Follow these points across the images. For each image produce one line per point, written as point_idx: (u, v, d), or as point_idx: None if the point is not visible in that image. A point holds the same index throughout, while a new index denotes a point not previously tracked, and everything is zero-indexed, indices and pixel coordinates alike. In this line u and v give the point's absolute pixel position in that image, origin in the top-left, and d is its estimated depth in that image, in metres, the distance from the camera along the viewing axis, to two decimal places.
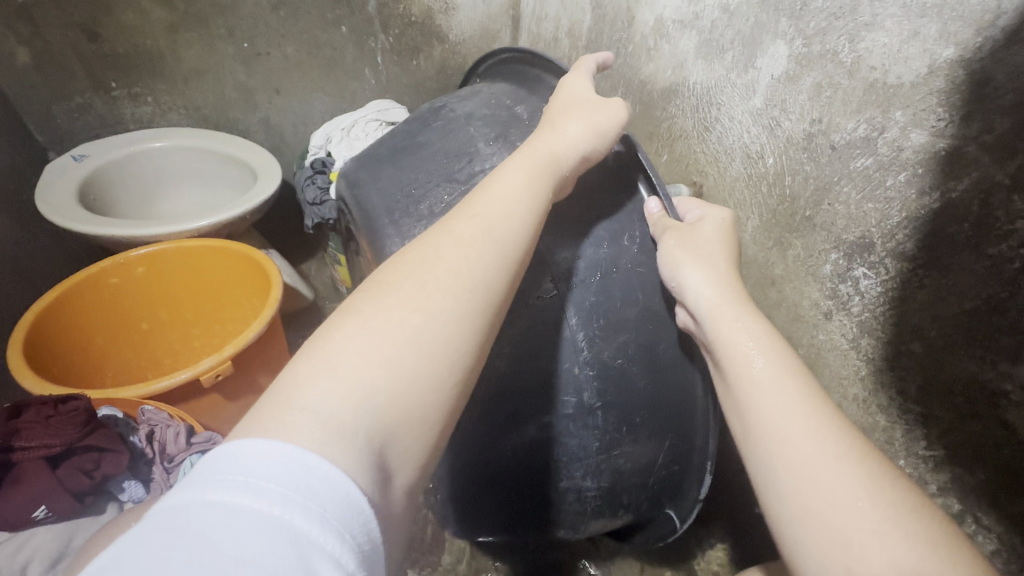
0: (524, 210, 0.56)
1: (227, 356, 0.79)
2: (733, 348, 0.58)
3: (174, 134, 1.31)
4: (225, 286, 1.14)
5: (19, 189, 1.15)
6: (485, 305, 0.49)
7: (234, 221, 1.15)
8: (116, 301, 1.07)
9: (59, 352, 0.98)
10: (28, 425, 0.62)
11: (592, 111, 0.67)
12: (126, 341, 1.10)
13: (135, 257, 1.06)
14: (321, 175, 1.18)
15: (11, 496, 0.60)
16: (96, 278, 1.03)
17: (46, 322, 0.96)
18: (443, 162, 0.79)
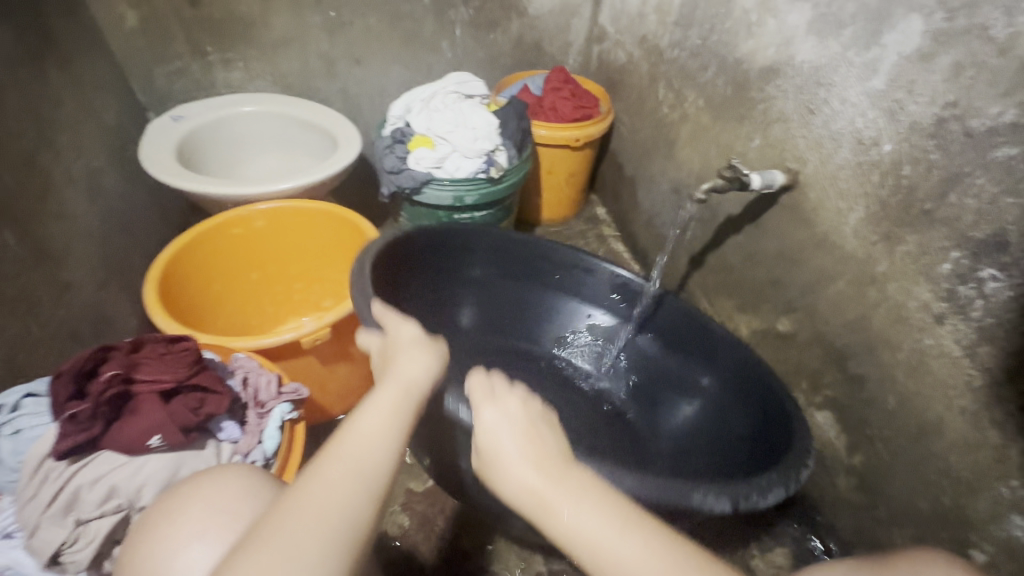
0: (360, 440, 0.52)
1: (328, 323, 0.83)
2: (548, 517, 0.49)
3: (262, 100, 1.36)
4: (329, 249, 1.22)
5: (125, 147, 1.23)
6: (352, 537, 0.46)
7: (316, 185, 1.18)
8: (231, 251, 1.15)
9: (185, 291, 1.07)
10: (146, 360, 0.63)
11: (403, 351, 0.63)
12: (237, 288, 1.20)
13: (256, 211, 1.14)
14: (400, 145, 1.19)
15: (129, 425, 0.58)
16: (221, 228, 1.12)
17: (177, 262, 1.05)
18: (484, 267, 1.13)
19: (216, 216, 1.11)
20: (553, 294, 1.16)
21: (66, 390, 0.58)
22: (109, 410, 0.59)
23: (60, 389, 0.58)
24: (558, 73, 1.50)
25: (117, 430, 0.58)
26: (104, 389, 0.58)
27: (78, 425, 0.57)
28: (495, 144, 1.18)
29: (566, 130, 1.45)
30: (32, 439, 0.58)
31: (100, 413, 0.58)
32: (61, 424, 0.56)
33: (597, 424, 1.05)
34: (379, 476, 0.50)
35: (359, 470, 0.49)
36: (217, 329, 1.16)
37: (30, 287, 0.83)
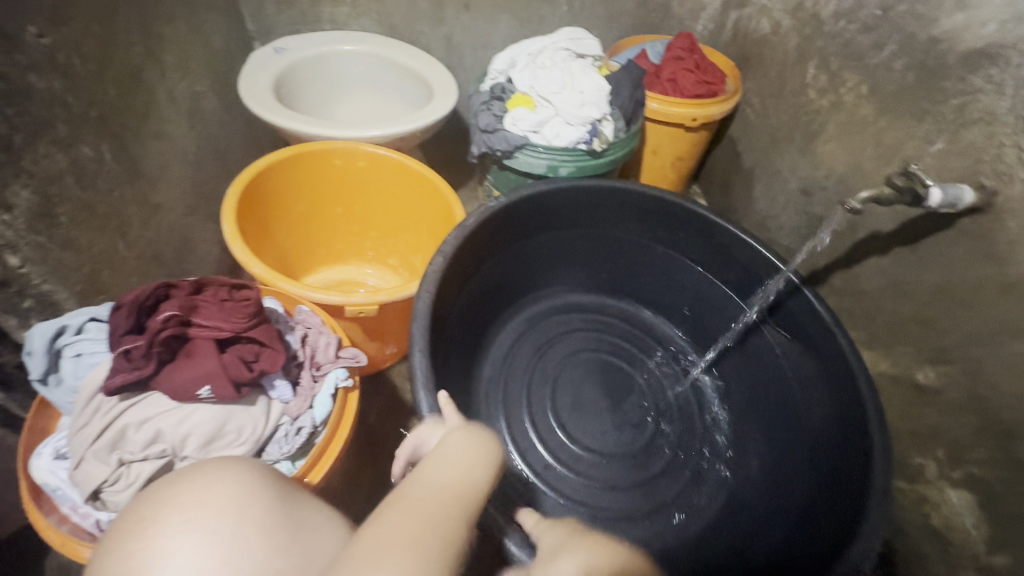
0: (445, 480, 0.56)
1: (378, 301, 0.79)
2: None
3: (364, 39, 1.30)
4: (414, 213, 1.16)
5: (229, 75, 1.22)
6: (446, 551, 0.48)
7: (404, 136, 1.11)
8: (325, 180, 1.11)
9: (267, 207, 1.05)
10: (205, 304, 0.59)
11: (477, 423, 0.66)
12: (319, 216, 1.17)
13: (362, 151, 1.08)
14: (498, 102, 1.08)
15: (180, 372, 0.55)
16: (323, 155, 1.07)
17: (268, 178, 1.02)
18: (597, 239, 1.14)
19: (324, 141, 1.07)
20: (665, 263, 1.14)
21: (124, 323, 0.55)
22: (164, 354, 0.55)
23: (118, 322, 0.55)
24: (683, 40, 1.33)
25: (169, 376, 0.55)
26: (161, 330, 0.55)
27: (131, 364, 0.54)
28: (603, 113, 1.04)
29: (684, 106, 1.27)
30: (92, 366, 0.57)
31: (153, 356, 0.54)
32: (114, 361, 0.53)
33: (675, 392, 1.12)
34: (457, 505, 0.54)
35: (451, 491, 0.55)
36: (281, 243, 1.12)
37: (120, 204, 0.83)
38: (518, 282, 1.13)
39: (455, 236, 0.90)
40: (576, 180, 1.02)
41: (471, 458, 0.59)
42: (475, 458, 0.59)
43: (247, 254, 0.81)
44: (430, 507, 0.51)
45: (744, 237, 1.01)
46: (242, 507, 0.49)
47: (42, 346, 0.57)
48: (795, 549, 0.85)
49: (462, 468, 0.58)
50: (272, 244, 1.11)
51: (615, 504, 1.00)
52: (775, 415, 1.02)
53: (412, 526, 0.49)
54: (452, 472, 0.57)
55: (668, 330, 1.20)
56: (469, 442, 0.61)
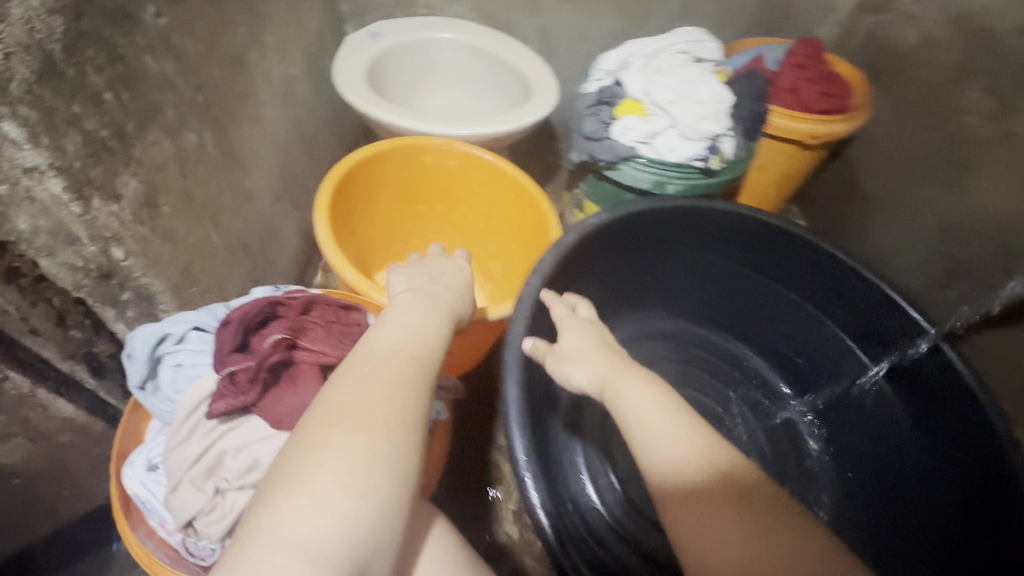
0: (405, 328, 0.59)
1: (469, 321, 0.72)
2: (613, 395, 0.63)
3: (459, 26, 1.23)
4: (500, 218, 1.09)
5: (321, 58, 1.18)
6: (413, 377, 0.53)
7: (499, 136, 1.04)
8: (413, 175, 1.06)
9: (355, 202, 1.00)
10: (313, 326, 0.57)
11: (428, 281, 0.68)
12: (402, 213, 1.12)
13: (457, 150, 1.02)
14: (606, 107, 0.99)
15: (285, 398, 0.52)
16: (416, 151, 1.02)
17: (360, 172, 0.98)
18: (700, 266, 1.05)
19: (419, 136, 1.02)
20: (775, 301, 1.04)
21: (231, 340, 0.52)
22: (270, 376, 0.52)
23: (226, 338, 0.52)
24: (808, 46, 1.20)
25: (274, 401, 0.51)
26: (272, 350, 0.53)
27: (235, 385, 0.51)
28: (724, 128, 0.94)
29: (805, 121, 1.14)
30: (191, 379, 0.54)
31: (261, 378, 0.52)
32: (221, 382, 0.51)
33: (767, 443, 1.02)
34: (422, 344, 0.58)
35: (412, 336, 0.58)
36: (361, 238, 1.07)
37: (215, 193, 0.80)
38: (607, 303, 1.04)
39: (552, 253, 0.84)
40: (687, 200, 0.93)
41: (424, 325, 0.60)
42: (428, 322, 0.61)
43: (338, 255, 0.78)
44: (388, 375, 0.52)
45: (872, 278, 0.91)
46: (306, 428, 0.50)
47: (145, 353, 0.54)
48: None
49: (414, 330, 0.59)
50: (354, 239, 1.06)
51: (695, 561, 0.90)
52: (891, 488, 0.91)
53: (377, 363, 0.53)
54: (411, 321, 0.60)
55: (769, 376, 1.08)
56: (418, 305, 0.63)
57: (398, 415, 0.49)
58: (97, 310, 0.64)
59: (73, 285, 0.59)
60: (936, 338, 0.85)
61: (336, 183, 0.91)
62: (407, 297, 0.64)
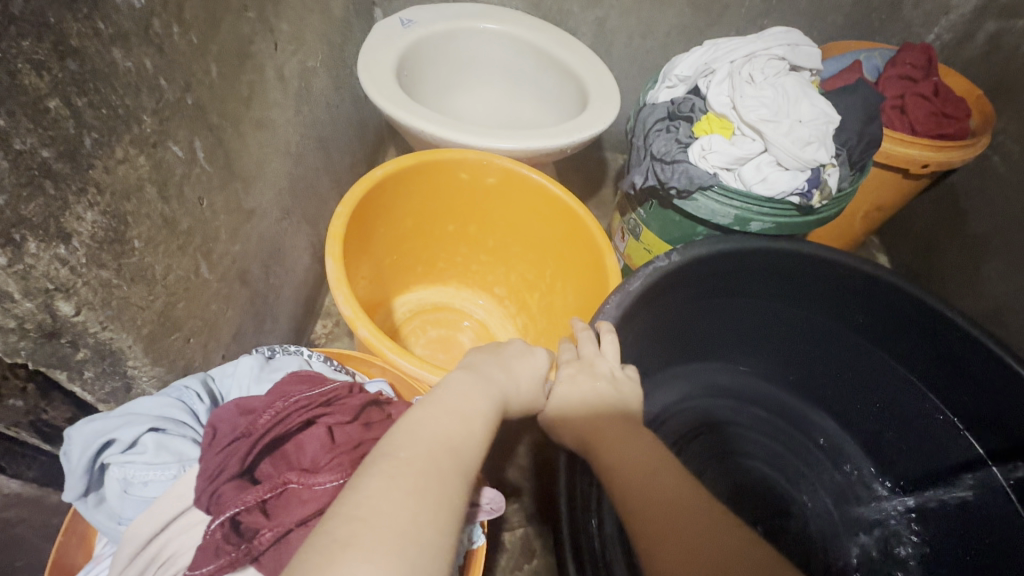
0: (464, 396, 0.46)
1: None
2: (615, 450, 0.55)
3: (505, 15, 1.06)
4: (545, 250, 0.93)
5: (344, 48, 1.02)
6: (467, 452, 0.41)
7: (548, 150, 0.87)
8: (445, 193, 0.91)
9: (377, 223, 0.86)
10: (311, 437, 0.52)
11: (493, 354, 0.56)
12: (428, 235, 0.97)
13: (502, 169, 0.86)
14: (682, 123, 0.82)
15: (297, 541, 0.46)
16: (450, 166, 0.86)
17: (384, 189, 0.82)
18: (780, 315, 0.88)
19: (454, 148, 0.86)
20: (869, 361, 0.87)
21: (236, 465, 0.49)
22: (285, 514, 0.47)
23: (229, 461, 0.49)
24: (917, 55, 1.01)
25: (283, 546, 0.46)
26: (286, 476, 0.49)
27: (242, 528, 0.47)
28: (830, 157, 0.76)
29: (915, 146, 0.95)
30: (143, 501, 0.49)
31: (276, 516, 0.47)
32: (222, 528, 0.45)
33: (841, 529, 0.85)
34: (485, 416, 0.46)
35: (469, 417, 0.44)
36: (379, 261, 0.93)
37: (208, 216, 0.66)
38: (664, 354, 0.87)
39: (615, 301, 0.68)
40: (776, 243, 0.75)
41: (476, 406, 0.45)
42: (487, 403, 0.47)
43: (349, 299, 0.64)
44: (427, 465, 0.38)
45: (1002, 355, 0.72)
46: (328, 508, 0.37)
47: (83, 465, 0.48)
48: None
49: (460, 408, 0.44)
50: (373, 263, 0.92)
51: None
52: None
53: (428, 430, 0.41)
54: (471, 392, 0.47)
55: (850, 452, 0.91)
56: (480, 382, 0.49)
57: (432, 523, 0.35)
58: (47, 373, 0.51)
59: (7, 351, 0.46)
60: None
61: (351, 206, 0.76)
62: (460, 374, 0.49)
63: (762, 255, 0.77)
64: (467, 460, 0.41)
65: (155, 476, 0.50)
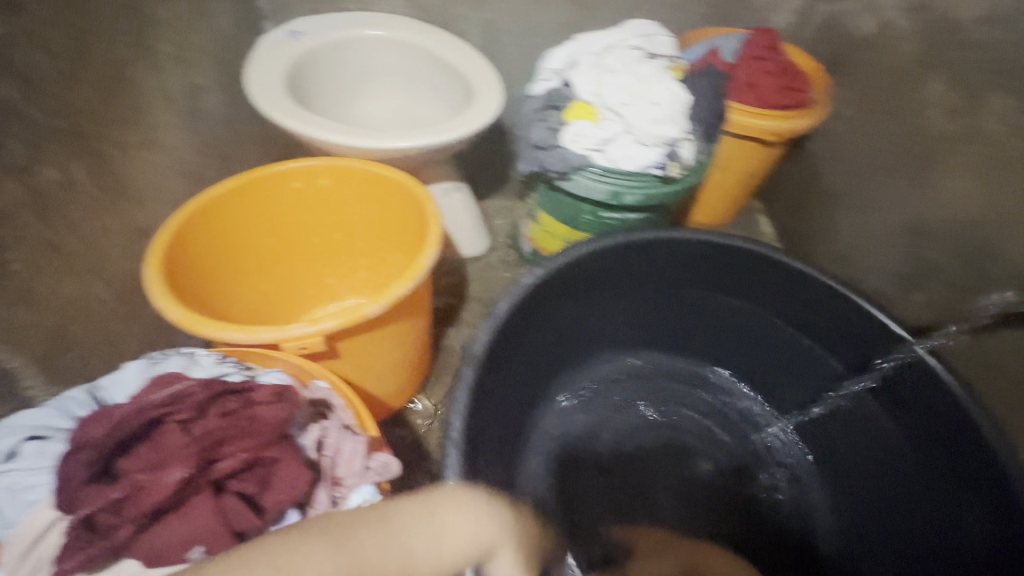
0: (438, 556, 0.41)
1: (321, 331, 0.66)
2: None
3: (392, 21, 1.11)
4: (395, 229, 0.96)
5: (236, 63, 1.04)
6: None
7: (442, 147, 0.94)
8: (290, 207, 0.95)
9: (221, 245, 0.88)
10: (168, 434, 0.44)
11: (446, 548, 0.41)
12: (294, 249, 1.00)
13: (323, 164, 0.91)
14: (555, 111, 0.91)
15: (161, 531, 0.41)
16: (281, 178, 0.91)
17: (220, 211, 0.86)
18: (666, 290, 0.93)
19: (276, 162, 0.92)
20: (747, 313, 0.93)
21: (82, 472, 0.42)
22: (138, 508, 0.41)
23: (73, 472, 0.42)
24: (765, 36, 1.13)
25: (147, 538, 0.41)
26: (136, 474, 0.42)
27: (97, 530, 0.41)
28: (682, 132, 0.86)
29: (766, 117, 1.08)
30: (28, 505, 0.47)
31: (127, 512, 0.41)
32: (70, 531, 0.40)
33: (745, 465, 0.93)
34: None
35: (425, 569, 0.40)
36: (251, 283, 0.96)
37: (98, 236, 0.68)
38: (569, 344, 0.93)
39: (485, 329, 0.74)
40: (632, 237, 0.83)
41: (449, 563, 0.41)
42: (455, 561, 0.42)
43: (164, 298, 0.68)
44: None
45: (839, 288, 0.82)
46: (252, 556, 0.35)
47: None
48: None
49: (406, 564, 0.39)
50: (242, 286, 0.94)
51: None
52: (897, 500, 0.82)
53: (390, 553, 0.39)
54: (453, 543, 0.42)
55: (742, 397, 0.99)
56: (460, 533, 0.42)
57: None
58: None
59: None
60: (950, 383, 0.74)
61: (174, 231, 0.78)
62: (456, 522, 0.43)
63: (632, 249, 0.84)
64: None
65: (39, 480, 0.48)
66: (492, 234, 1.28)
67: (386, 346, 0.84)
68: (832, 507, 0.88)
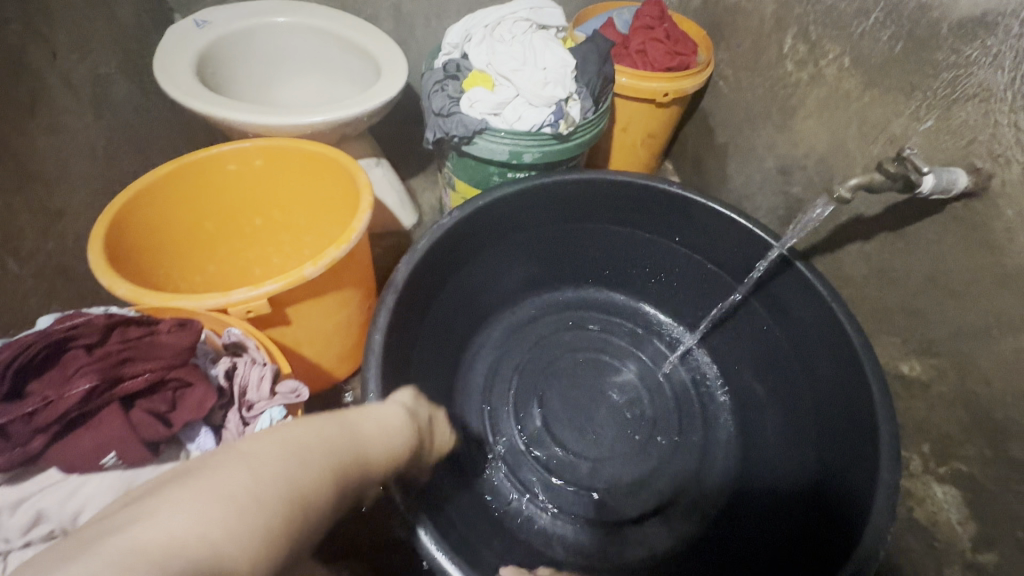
0: (377, 449, 0.50)
1: (266, 294, 0.68)
2: None
3: (299, 8, 1.15)
4: (334, 204, 0.99)
5: (144, 54, 1.06)
6: (356, 475, 0.46)
7: (351, 121, 0.99)
8: (227, 189, 0.98)
9: (163, 229, 0.91)
10: (75, 358, 0.51)
11: (390, 434, 0.54)
12: (237, 230, 1.04)
13: (255, 146, 0.94)
14: (453, 81, 0.98)
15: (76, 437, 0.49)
16: (214, 161, 0.94)
17: (156, 195, 0.88)
18: (576, 228, 1.02)
19: (210, 144, 0.94)
20: (654, 249, 1.04)
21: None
22: (49, 419, 0.48)
23: None
24: (652, 6, 1.22)
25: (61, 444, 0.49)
26: (45, 391, 0.49)
27: (11, 438, 0.48)
28: (568, 92, 0.95)
29: (654, 80, 1.17)
30: None
31: (40, 423, 0.48)
32: None
33: (662, 383, 1.04)
34: (374, 471, 0.49)
35: (366, 455, 0.48)
36: (199, 264, 0.99)
37: (7, 216, 0.71)
38: (491, 284, 1.03)
39: (407, 261, 0.81)
40: (537, 180, 0.90)
41: (382, 450, 0.51)
42: (390, 449, 0.52)
43: (109, 276, 0.68)
44: (329, 471, 0.42)
45: (725, 212, 0.90)
46: (251, 460, 0.38)
47: None
48: (805, 543, 0.77)
49: (357, 446, 0.48)
50: (189, 271, 0.97)
51: (602, 514, 0.91)
52: (776, 386, 0.94)
53: (341, 444, 0.46)
54: (381, 436, 0.52)
55: (667, 328, 1.11)
56: (388, 429, 0.54)
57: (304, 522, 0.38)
58: None
59: None
60: (801, 270, 0.84)
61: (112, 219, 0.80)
62: (377, 419, 0.54)
63: (539, 192, 0.92)
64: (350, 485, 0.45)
65: None
66: (419, 209, 1.34)
67: (327, 315, 0.87)
68: (730, 406, 1.02)
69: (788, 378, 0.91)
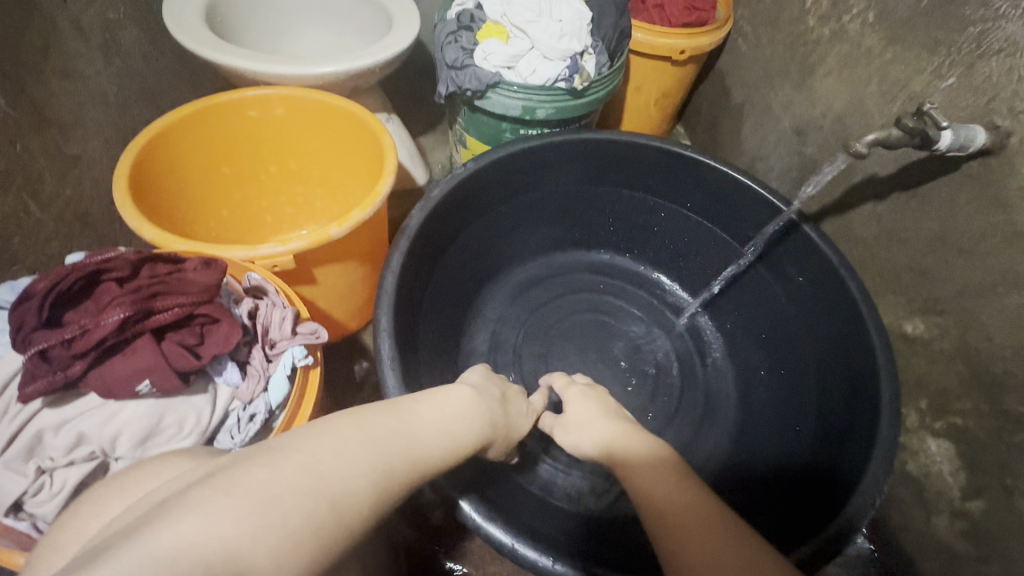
0: (433, 435, 0.49)
1: (292, 250, 0.69)
2: None
3: None
4: (351, 159, 1.00)
5: None
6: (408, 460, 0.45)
7: (362, 72, 0.98)
8: (246, 138, 0.99)
9: (180, 176, 0.92)
10: (109, 291, 0.55)
11: (450, 417, 0.52)
12: (252, 180, 1.05)
13: (277, 94, 0.94)
14: (467, 33, 0.96)
15: (113, 363, 0.53)
16: (235, 109, 0.94)
17: (175, 142, 0.89)
18: (586, 188, 1.02)
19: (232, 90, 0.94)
20: (664, 212, 1.04)
21: (35, 318, 0.52)
22: (87, 346, 0.52)
23: (27, 317, 0.52)
24: None
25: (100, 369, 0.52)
26: (82, 320, 0.52)
27: (53, 362, 0.51)
28: (583, 46, 0.93)
29: (671, 36, 1.15)
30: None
31: (79, 350, 0.52)
32: (31, 361, 0.51)
33: (666, 344, 1.07)
34: (433, 460, 0.48)
35: (417, 438, 0.47)
36: (213, 212, 1.01)
37: (27, 161, 0.73)
38: (501, 241, 1.03)
39: (420, 208, 0.81)
40: (551, 137, 0.90)
41: (439, 433, 0.50)
42: (449, 432, 0.51)
43: (136, 218, 0.69)
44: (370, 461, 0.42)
45: (736, 177, 0.90)
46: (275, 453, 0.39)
47: None
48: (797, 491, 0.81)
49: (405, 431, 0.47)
50: (204, 219, 0.99)
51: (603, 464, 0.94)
52: (778, 346, 0.96)
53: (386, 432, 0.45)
54: (436, 419, 0.51)
55: (674, 291, 1.12)
56: (444, 410, 0.52)
57: (334, 510, 0.38)
58: None
59: None
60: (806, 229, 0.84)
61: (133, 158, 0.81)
62: (432, 402, 0.53)
63: (552, 150, 0.92)
64: (400, 470, 0.44)
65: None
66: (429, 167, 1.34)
67: (345, 268, 0.88)
68: (731, 366, 1.04)
69: (790, 338, 0.93)
